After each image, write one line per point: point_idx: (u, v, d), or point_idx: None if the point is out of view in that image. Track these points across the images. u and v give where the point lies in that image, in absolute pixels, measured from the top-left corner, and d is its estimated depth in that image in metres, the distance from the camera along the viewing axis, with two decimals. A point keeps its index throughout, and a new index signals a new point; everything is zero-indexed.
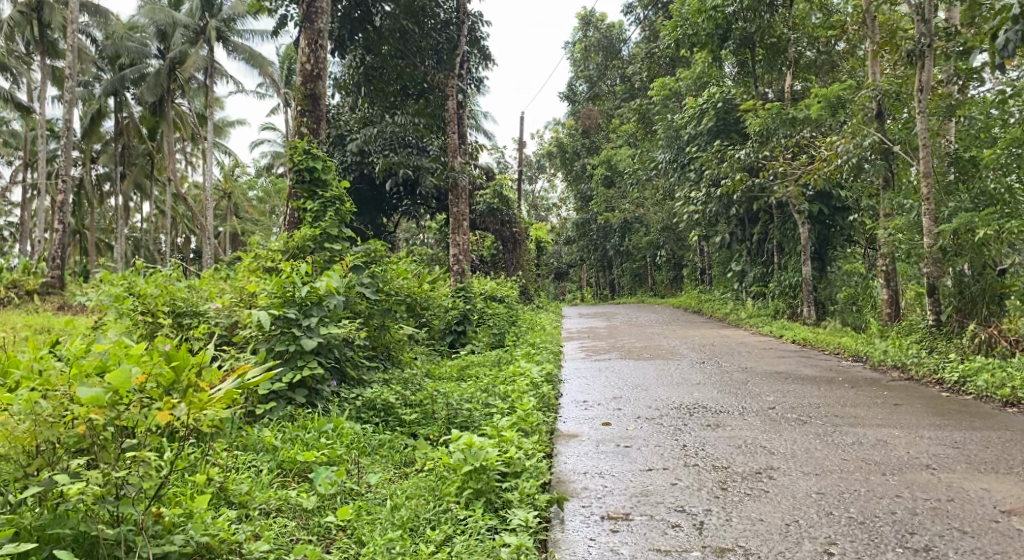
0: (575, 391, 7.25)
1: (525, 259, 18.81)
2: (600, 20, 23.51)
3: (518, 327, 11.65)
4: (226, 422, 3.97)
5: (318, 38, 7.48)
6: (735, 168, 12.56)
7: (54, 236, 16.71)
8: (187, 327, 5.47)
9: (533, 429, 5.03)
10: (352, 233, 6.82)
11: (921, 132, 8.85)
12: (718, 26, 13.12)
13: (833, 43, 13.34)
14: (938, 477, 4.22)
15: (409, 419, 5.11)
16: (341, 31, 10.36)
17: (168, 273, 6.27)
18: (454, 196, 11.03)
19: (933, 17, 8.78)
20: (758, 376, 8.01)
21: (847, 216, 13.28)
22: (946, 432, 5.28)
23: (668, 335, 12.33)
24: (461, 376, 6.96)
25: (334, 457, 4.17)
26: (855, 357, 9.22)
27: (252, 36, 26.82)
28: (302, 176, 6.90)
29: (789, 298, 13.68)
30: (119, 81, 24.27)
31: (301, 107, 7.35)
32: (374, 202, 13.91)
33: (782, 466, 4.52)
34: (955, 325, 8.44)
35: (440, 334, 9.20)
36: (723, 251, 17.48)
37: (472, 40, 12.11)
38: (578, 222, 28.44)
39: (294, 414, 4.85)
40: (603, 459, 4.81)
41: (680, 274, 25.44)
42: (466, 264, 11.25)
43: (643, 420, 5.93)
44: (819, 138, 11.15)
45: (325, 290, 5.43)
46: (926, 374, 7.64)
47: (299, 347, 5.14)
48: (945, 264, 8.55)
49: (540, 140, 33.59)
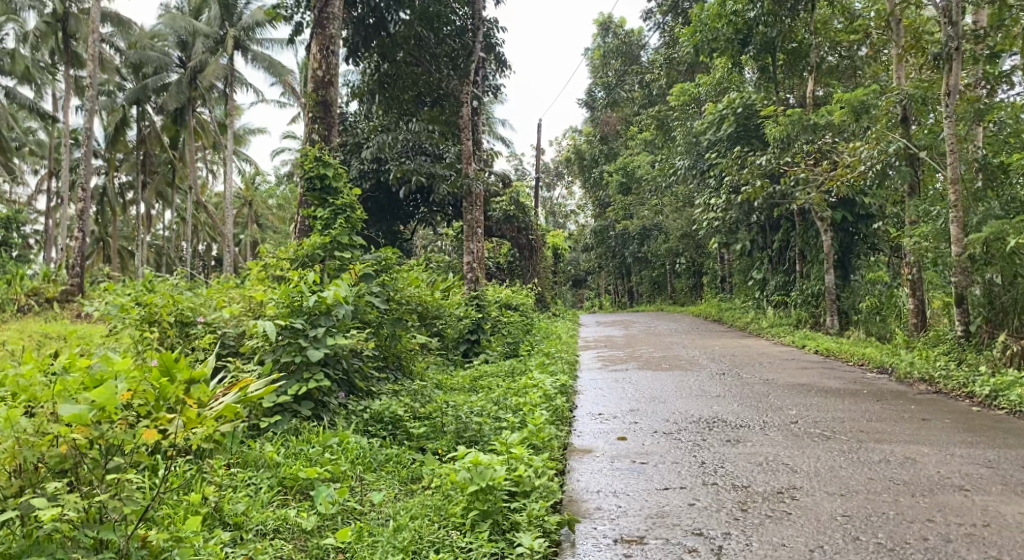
0: (591, 403, 7.05)
1: (542, 267, 18.64)
2: (620, 26, 23.31)
3: (533, 335, 11.48)
4: (223, 440, 3.86)
5: (330, 44, 7.41)
6: (756, 174, 12.30)
7: (74, 242, 16.83)
8: (193, 337, 5.35)
9: (545, 445, 4.86)
10: (363, 240, 6.69)
11: (948, 136, 8.59)
12: (738, 31, 13.04)
13: (855, 47, 13.08)
14: (971, 499, 3.99)
15: (417, 432, 4.96)
16: (354, 37, 10.28)
17: (177, 282, 6.17)
18: (468, 203, 10.89)
19: (962, 19, 8.52)
20: (780, 388, 7.76)
21: (871, 223, 12.99)
22: (979, 450, 5.03)
23: (686, 344, 12.09)
24: (473, 387, 6.80)
25: (337, 474, 4.03)
26: (879, 368, 8.93)
27: (272, 45, 26.97)
28: (313, 184, 6.75)
29: (811, 307, 13.37)
30: (141, 90, 24.44)
31: (313, 114, 7.25)
32: (391, 209, 13.92)
33: (805, 486, 4.31)
34: (985, 336, 8.20)
35: (453, 344, 9.05)
36: (744, 258, 17.21)
37: (488, 47, 11.98)
38: (596, 229, 28.24)
39: (299, 427, 4.72)
40: (617, 477, 4.62)
41: (699, 281, 25.06)
42: (480, 271, 11.11)
43: (660, 434, 5.72)
44: (842, 144, 10.87)
45: (334, 299, 5.30)
46: (955, 388, 7.36)
47: (305, 359, 5.01)
48: (974, 273, 8.29)
49: (558, 147, 33.43)
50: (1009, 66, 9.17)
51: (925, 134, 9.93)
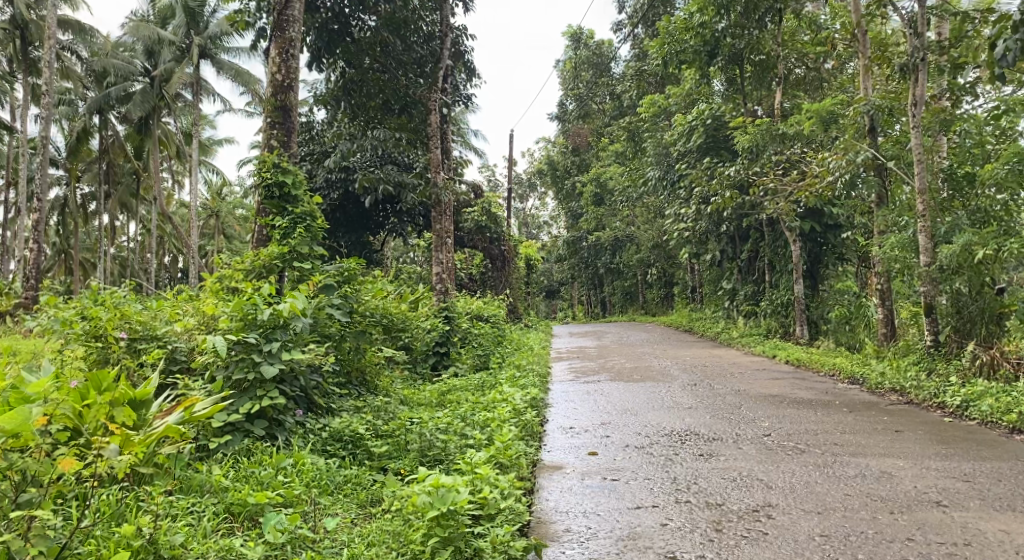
0: (562, 417, 6.86)
1: (514, 278, 18.46)
2: (589, 38, 23.20)
3: (504, 347, 11.28)
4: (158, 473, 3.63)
5: (290, 47, 7.19)
6: (725, 184, 12.25)
7: (31, 253, 16.21)
8: (142, 351, 5.05)
9: (513, 463, 4.64)
10: (324, 250, 6.44)
11: (915, 146, 8.59)
12: (705, 43, 13.06)
13: (822, 60, 13.11)
14: (950, 516, 3.88)
15: (378, 451, 4.74)
16: (318, 43, 9.83)
17: (126, 294, 5.84)
18: (437, 213, 10.68)
19: (927, 31, 8.56)
20: (752, 400, 7.64)
21: (839, 233, 13.03)
22: (955, 463, 4.93)
23: (658, 355, 11.96)
24: (440, 402, 6.57)
25: (290, 497, 3.80)
26: (850, 379, 8.86)
27: (238, 54, 26.59)
28: (271, 192, 6.45)
29: (780, 317, 13.36)
30: (103, 98, 23.51)
31: (271, 119, 7.00)
32: (361, 220, 13.78)
33: (781, 504, 4.16)
34: (954, 347, 8.17)
35: (421, 357, 8.80)
36: (714, 269, 17.18)
37: (456, 54, 11.85)
38: (568, 240, 28.16)
39: (251, 448, 4.46)
40: (587, 495, 4.44)
41: (671, 292, 25.02)
42: (449, 282, 10.86)
43: (631, 449, 5.56)
44: (810, 154, 10.89)
45: (290, 312, 5.06)
46: (926, 398, 7.31)
47: (259, 375, 4.75)
48: (942, 283, 8.27)
49: (530, 158, 33.31)
50: (972, 79, 9.25)
51: (891, 144, 9.96)
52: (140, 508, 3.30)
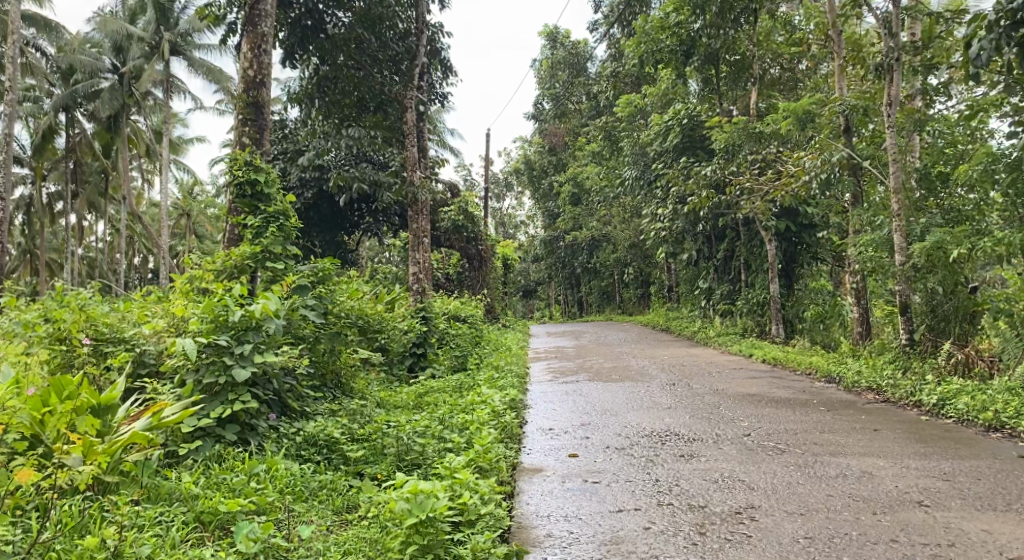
0: (541, 418, 6.79)
1: (491, 278, 18.34)
2: (566, 38, 23.01)
3: (482, 347, 11.18)
4: (125, 484, 3.51)
5: (262, 43, 7.03)
6: (701, 184, 12.26)
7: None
8: (108, 355, 4.85)
9: (493, 467, 4.55)
10: (298, 250, 6.30)
11: (890, 146, 8.64)
12: (681, 42, 13.07)
13: (797, 60, 13.19)
14: (933, 516, 3.86)
15: (354, 456, 4.63)
16: (291, 39, 9.75)
17: (91, 295, 5.63)
18: (413, 212, 10.55)
19: (902, 30, 8.58)
20: (730, 399, 7.62)
21: (814, 233, 13.12)
22: (934, 462, 4.94)
23: (635, 355, 11.93)
24: (417, 405, 6.46)
25: (263, 504, 3.67)
26: (827, 377, 8.90)
27: (210, 52, 26.20)
28: (242, 191, 6.30)
29: (756, 316, 13.41)
30: (70, 96, 22.95)
31: (243, 116, 6.84)
32: (336, 219, 13.61)
33: (764, 505, 4.12)
34: (928, 345, 8.22)
35: (397, 358, 8.67)
36: (690, 268, 17.22)
37: (432, 52, 11.72)
38: (545, 240, 28.12)
39: (223, 453, 4.32)
40: (569, 499, 4.36)
41: (647, 291, 25.05)
42: (426, 282, 10.73)
43: (612, 450, 5.50)
44: (786, 154, 10.94)
45: (262, 313, 4.91)
46: (902, 396, 7.35)
47: (230, 379, 4.60)
48: (916, 282, 8.30)
49: (507, 158, 33.22)
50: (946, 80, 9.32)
51: (866, 144, 10.01)
52: (105, 517, 3.17)
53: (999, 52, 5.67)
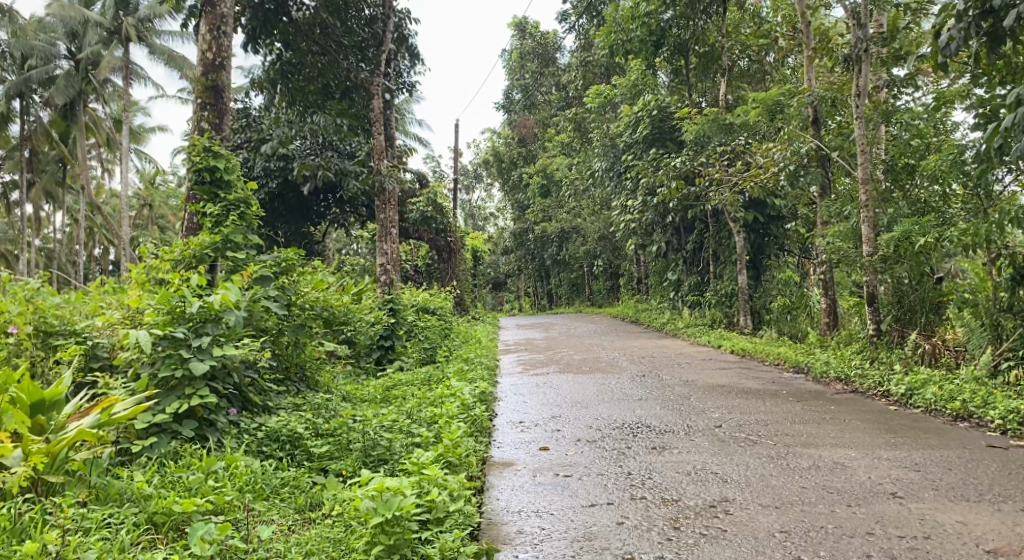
0: (511, 411, 6.68)
1: (461, 269, 18.17)
2: (535, 28, 22.73)
3: (451, 340, 11.03)
4: (79, 484, 3.35)
5: (220, 24, 6.76)
6: (670, 176, 12.16)
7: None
8: (58, 348, 4.62)
9: (462, 462, 4.42)
10: (260, 239, 6.09)
11: (858, 137, 8.65)
12: (651, 33, 12.99)
13: (765, 52, 13.20)
14: (907, 508, 3.83)
15: (318, 452, 4.45)
16: (252, 23, 9.30)
17: (39, 285, 5.37)
18: (380, 202, 10.34)
19: (870, 21, 8.58)
20: (701, 390, 7.58)
21: (782, 224, 13.16)
22: (905, 453, 4.92)
23: (606, 346, 11.84)
24: (385, 398, 6.30)
25: (220, 504, 3.50)
26: (795, 368, 8.92)
27: (172, 38, 25.56)
28: (201, 177, 6.08)
29: (725, 308, 13.43)
30: (23, 83, 22.28)
31: (201, 100, 6.58)
32: (301, 210, 13.33)
33: (737, 498, 4.07)
34: (896, 336, 8.29)
35: (364, 351, 8.49)
36: (659, 260, 17.22)
37: (399, 38, 11.50)
38: (515, 232, 28.00)
39: (179, 450, 4.12)
40: (539, 494, 4.25)
41: (616, 283, 25.11)
42: (394, 274, 10.53)
43: (584, 443, 5.40)
44: (755, 146, 10.95)
45: (221, 305, 4.74)
46: (871, 387, 7.37)
47: (186, 372, 4.39)
48: (883, 273, 8.34)
49: (476, 149, 32.98)
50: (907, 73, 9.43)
51: (835, 136, 10.02)
52: (48, 524, 2.98)
53: (966, 42, 5.67)
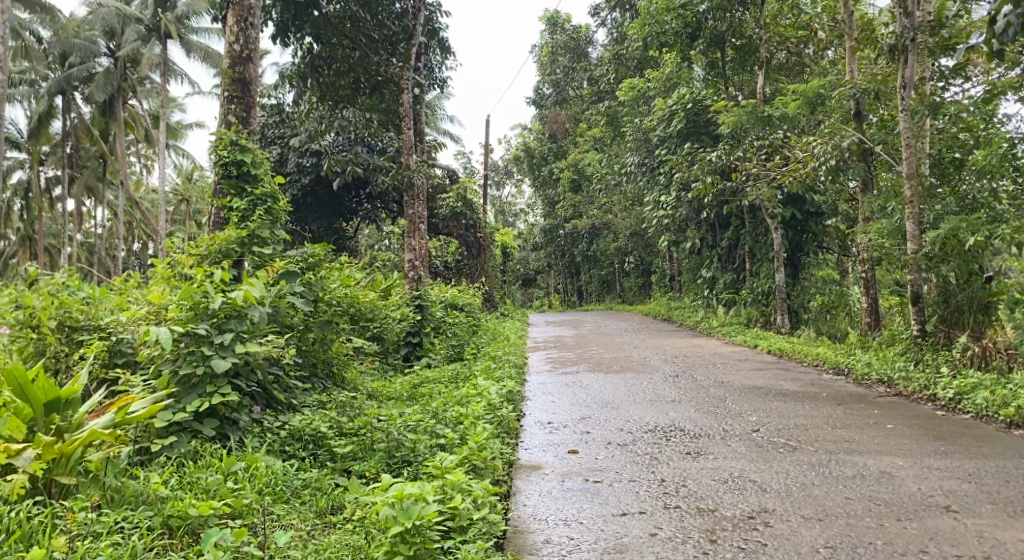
0: (539, 411, 6.52)
1: (491, 265, 18.03)
2: (566, 22, 22.45)
3: (480, 337, 10.91)
4: (93, 483, 3.28)
5: (248, 16, 6.69)
6: (705, 171, 11.85)
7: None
8: (83, 343, 4.57)
9: (488, 465, 4.28)
10: (286, 235, 6.01)
11: (904, 131, 8.31)
12: (687, 24, 12.71)
13: (804, 44, 12.80)
14: (963, 524, 3.61)
15: (342, 452, 4.33)
16: (283, 16, 9.19)
17: (65, 280, 5.32)
18: (409, 197, 10.23)
19: (918, 10, 8.21)
20: (737, 392, 7.33)
21: (821, 221, 12.76)
22: (956, 461, 4.66)
23: (638, 345, 11.62)
24: (411, 396, 6.19)
25: (239, 507, 3.41)
26: (835, 369, 8.61)
27: (208, 35, 25.79)
28: (228, 171, 6.02)
29: (761, 306, 13.11)
30: (65, 80, 22.76)
31: (228, 93, 6.52)
32: (332, 204, 13.33)
33: (777, 509, 3.86)
34: (942, 337, 7.93)
35: (393, 348, 8.40)
36: (692, 257, 16.89)
37: (430, 32, 11.36)
38: (545, 228, 27.80)
39: (199, 450, 4.03)
40: (568, 501, 4.08)
41: (648, 280, 24.84)
42: (422, 270, 10.42)
43: (615, 446, 5.22)
44: (794, 139, 10.62)
45: (245, 301, 4.66)
46: (916, 390, 7.06)
47: (208, 369, 4.31)
48: (929, 272, 8.01)
49: (507, 145, 32.81)
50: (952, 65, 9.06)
51: (878, 129, 9.64)
52: (58, 529, 2.89)
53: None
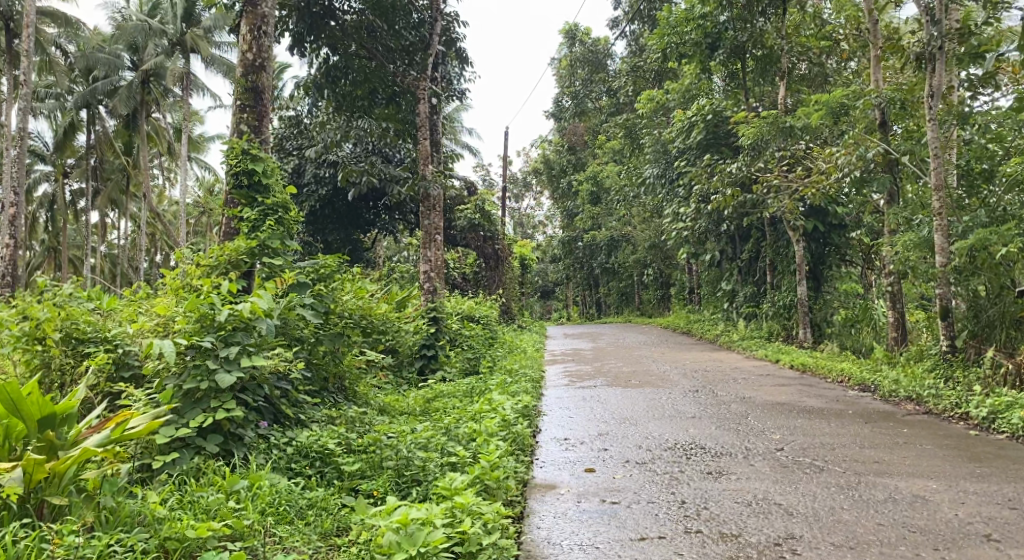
0: (555, 426, 6.34)
1: (509, 277, 17.90)
2: (586, 34, 22.30)
3: (496, 349, 10.76)
4: (84, 502, 3.18)
5: (261, 24, 6.65)
6: (726, 182, 11.68)
7: (9, 211, 15.02)
8: (89, 356, 4.48)
9: (501, 485, 4.12)
10: (298, 245, 5.90)
11: (932, 140, 8.07)
12: (706, 34, 12.65)
13: (826, 54, 12.59)
14: (1006, 555, 3.40)
15: (350, 470, 4.18)
16: (299, 27, 9.33)
17: (74, 291, 5.24)
18: (425, 208, 10.12)
19: (945, 17, 8.04)
20: (760, 409, 7.11)
21: (845, 233, 12.49)
22: (994, 485, 4.43)
23: (657, 358, 11.42)
24: (424, 412, 6.03)
25: (239, 529, 3.28)
26: (861, 386, 8.34)
27: (229, 49, 26.01)
28: (240, 181, 5.94)
29: (783, 320, 12.80)
30: (89, 93, 23.01)
31: (242, 101, 6.45)
32: (349, 216, 13.29)
33: (805, 535, 3.66)
34: (973, 352, 7.64)
35: (407, 361, 8.26)
36: (713, 270, 16.63)
37: (447, 42, 11.30)
38: (563, 240, 27.64)
39: (201, 467, 3.90)
40: (583, 523, 3.90)
41: (667, 293, 24.55)
42: (438, 282, 10.30)
43: (633, 465, 5.03)
44: (816, 150, 10.39)
45: (253, 313, 4.54)
46: (947, 408, 6.79)
47: (213, 384, 4.20)
48: (959, 286, 7.74)
49: (526, 157, 32.74)
50: (978, 74, 8.86)
51: (905, 140, 9.38)
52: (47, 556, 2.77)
53: None
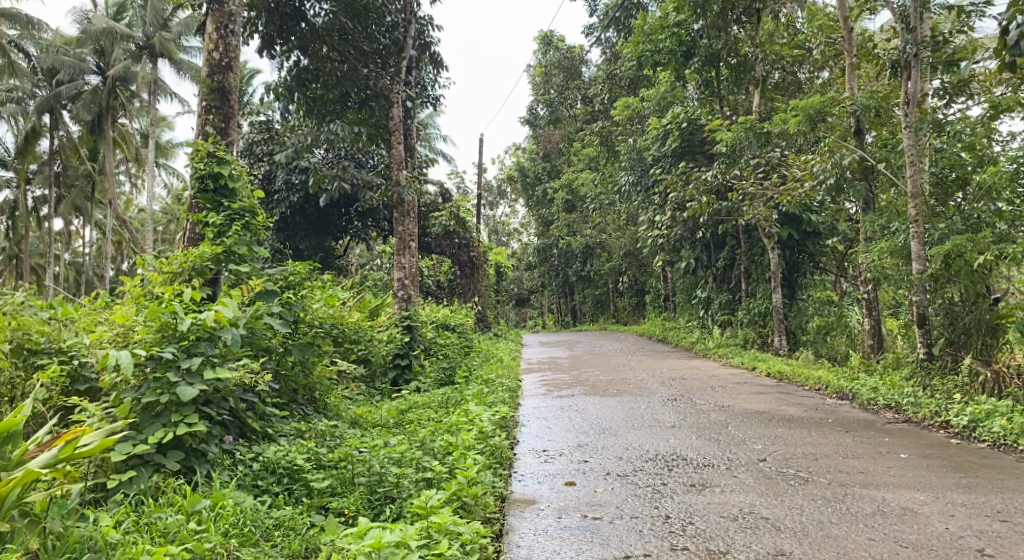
0: (533, 438, 6.17)
1: (484, 284, 17.70)
2: (560, 41, 22.28)
3: (472, 358, 10.54)
4: (28, 527, 2.94)
5: (228, 23, 6.43)
6: (701, 190, 11.63)
7: None
8: (41, 368, 4.22)
9: (479, 502, 3.94)
10: (266, 252, 5.67)
11: (908, 147, 8.05)
12: (681, 42, 12.66)
13: (799, 63, 12.64)
14: None
15: (319, 487, 3.97)
16: (268, 28, 9.10)
17: (27, 299, 4.96)
18: (399, 213, 9.91)
19: (919, 25, 8.00)
20: (739, 418, 7.00)
21: (819, 240, 12.50)
22: (981, 496, 4.35)
23: (634, 366, 11.31)
24: (398, 423, 5.83)
25: (200, 552, 3.08)
26: (839, 394, 8.28)
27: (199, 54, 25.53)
28: (204, 185, 5.71)
29: (758, 327, 12.77)
30: (53, 97, 22.35)
31: (207, 102, 6.23)
32: (320, 223, 13.01)
33: (794, 552, 3.55)
34: (949, 359, 7.54)
35: (379, 371, 8.03)
36: (688, 277, 16.59)
37: (421, 46, 11.14)
38: (538, 247, 27.53)
39: (161, 486, 3.68)
40: (566, 541, 3.74)
41: (642, 300, 24.53)
42: (412, 289, 10.09)
43: (614, 477, 4.88)
44: (791, 157, 10.36)
45: (217, 322, 4.31)
46: (927, 417, 6.73)
47: (174, 397, 3.97)
48: (935, 294, 7.71)
49: (500, 164, 32.63)
50: (950, 83, 8.91)
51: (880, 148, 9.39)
52: None
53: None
